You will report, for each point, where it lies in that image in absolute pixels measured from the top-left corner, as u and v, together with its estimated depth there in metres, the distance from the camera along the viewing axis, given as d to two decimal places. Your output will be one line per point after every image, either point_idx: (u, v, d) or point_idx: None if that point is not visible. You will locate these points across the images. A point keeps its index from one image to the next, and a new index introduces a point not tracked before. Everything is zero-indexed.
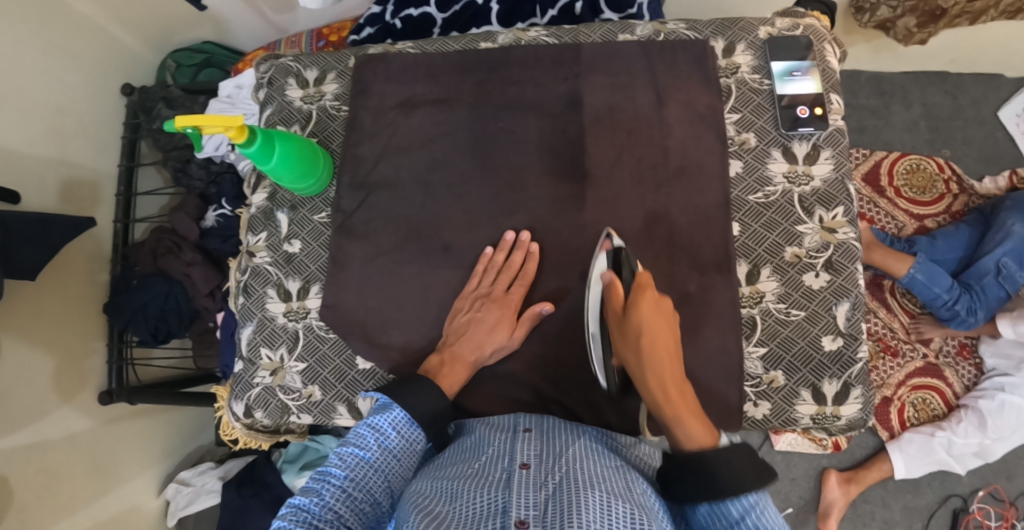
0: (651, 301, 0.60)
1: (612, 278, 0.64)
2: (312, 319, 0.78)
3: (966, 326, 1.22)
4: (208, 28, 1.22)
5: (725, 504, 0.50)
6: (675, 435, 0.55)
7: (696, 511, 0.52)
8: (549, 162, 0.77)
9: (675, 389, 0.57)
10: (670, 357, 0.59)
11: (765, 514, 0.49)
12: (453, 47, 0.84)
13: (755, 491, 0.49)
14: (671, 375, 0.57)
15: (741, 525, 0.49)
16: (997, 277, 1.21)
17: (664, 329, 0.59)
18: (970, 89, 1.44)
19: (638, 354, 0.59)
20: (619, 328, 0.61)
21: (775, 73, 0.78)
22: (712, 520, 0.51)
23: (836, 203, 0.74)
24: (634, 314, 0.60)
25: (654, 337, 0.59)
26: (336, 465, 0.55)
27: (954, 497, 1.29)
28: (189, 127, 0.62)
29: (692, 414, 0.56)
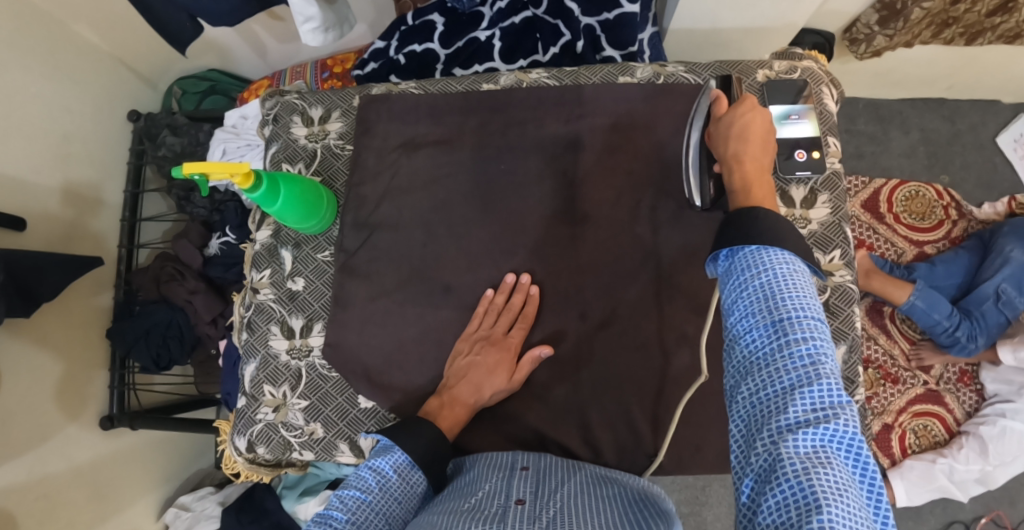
0: (751, 104, 0.63)
1: (718, 95, 0.68)
2: (314, 358, 0.79)
3: (966, 353, 1.22)
4: (213, 57, 1.23)
5: (763, 253, 0.49)
6: (739, 194, 0.58)
7: (737, 253, 0.51)
8: (550, 204, 0.78)
9: (753, 168, 0.59)
10: (758, 145, 0.61)
11: (799, 272, 0.48)
12: (455, 88, 0.85)
13: (791, 249, 0.49)
14: (755, 159, 0.60)
15: (774, 269, 0.48)
16: (997, 303, 1.22)
17: (762, 124, 0.62)
18: (968, 114, 1.45)
19: (727, 140, 0.63)
20: (715, 126, 0.65)
21: (774, 116, 0.77)
22: (743, 266, 0.49)
23: (833, 246, 0.75)
24: (732, 112, 0.64)
25: (746, 128, 0.62)
26: (336, 508, 0.55)
27: (957, 524, 1.29)
28: (196, 174, 0.62)
29: (762, 187, 0.57)
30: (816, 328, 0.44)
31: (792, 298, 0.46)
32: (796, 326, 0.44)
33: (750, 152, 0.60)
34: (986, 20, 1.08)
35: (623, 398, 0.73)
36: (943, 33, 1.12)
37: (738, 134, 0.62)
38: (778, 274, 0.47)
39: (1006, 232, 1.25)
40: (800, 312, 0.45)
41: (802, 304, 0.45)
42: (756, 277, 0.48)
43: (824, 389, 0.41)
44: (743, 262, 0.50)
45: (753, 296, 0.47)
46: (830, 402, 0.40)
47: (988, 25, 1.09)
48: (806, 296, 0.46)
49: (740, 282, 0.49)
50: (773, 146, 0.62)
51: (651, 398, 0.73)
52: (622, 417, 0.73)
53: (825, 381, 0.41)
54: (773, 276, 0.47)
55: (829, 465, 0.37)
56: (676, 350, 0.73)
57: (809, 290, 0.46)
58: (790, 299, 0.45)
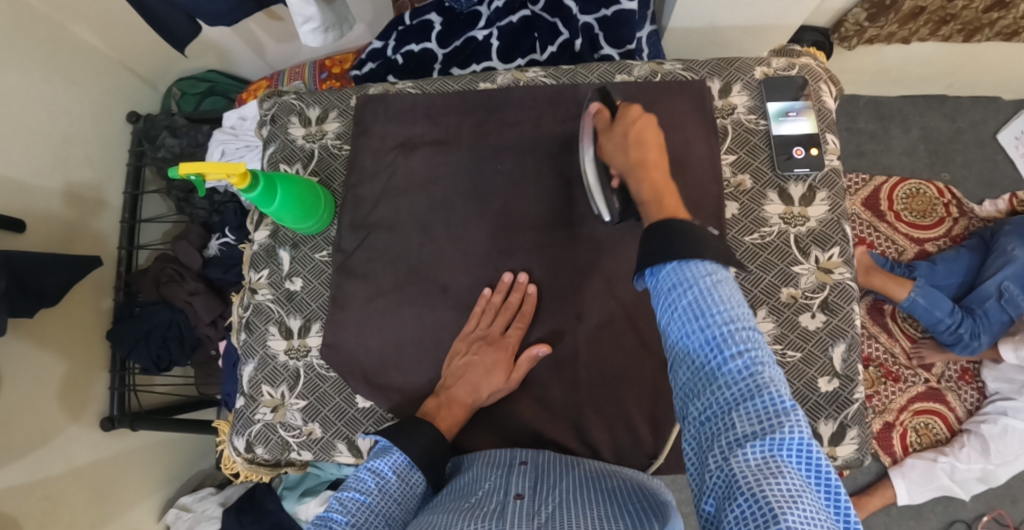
0: (637, 114, 0.68)
1: (599, 108, 0.71)
2: (313, 358, 0.79)
3: (969, 350, 1.21)
4: (212, 57, 1.23)
5: (686, 269, 0.49)
6: (651, 205, 0.60)
7: (660, 273, 0.51)
8: (547, 204, 0.78)
9: (656, 173, 0.63)
10: (652, 150, 0.65)
11: (722, 282, 0.48)
12: (452, 88, 0.86)
13: (712, 260, 0.49)
14: (653, 165, 0.64)
15: (699, 284, 0.48)
16: (1000, 300, 1.20)
17: (650, 131, 0.66)
18: (969, 112, 1.45)
19: (624, 150, 0.66)
20: (609, 139, 0.68)
21: (770, 114, 0.79)
22: (671, 285, 0.50)
23: (831, 244, 0.75)
24: (621, 126, 0.68)
25: (639, 136, 0.66)
26: (336, 510, 0.55)
27: (958, 522, 1.28)
28: (193, 174, 0.63)
29: (670, 191, 0.61)
30: (748, 339, 0.45)
31: (720, 310, 0.46)
32: (729, 340, 0.45)
33: (649, 158, 0.64)
34: (984, 16, 1.08)
35: (620, 398, 0.73)
36: (941, 29, 1.12)
37: (634, 143, 0.65)
38: (706, 289, 0.47)
39: (1007, 230, 1.24)
40: (732, 324, 0.46)
41: (733, 317, 0.46)
42: (685, 296, 0.48)
43: (765, 398, 0.41)
44: (669, 280, 0.50)
45: (686, 315, 0.48)
46: (774, 411, 0.41)
47: (987, 21, 1.09)
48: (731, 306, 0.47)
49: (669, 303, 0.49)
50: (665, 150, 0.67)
51: (648, 398, 0.73)
52: (619, 416, 0.73)
53: (765, 390, 0.42)
54: (699, 292, 0.48)
55: (781, 474, 0.37)
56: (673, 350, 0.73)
57: (736, 300, 0.47)
58: (720, 313, 0.46)
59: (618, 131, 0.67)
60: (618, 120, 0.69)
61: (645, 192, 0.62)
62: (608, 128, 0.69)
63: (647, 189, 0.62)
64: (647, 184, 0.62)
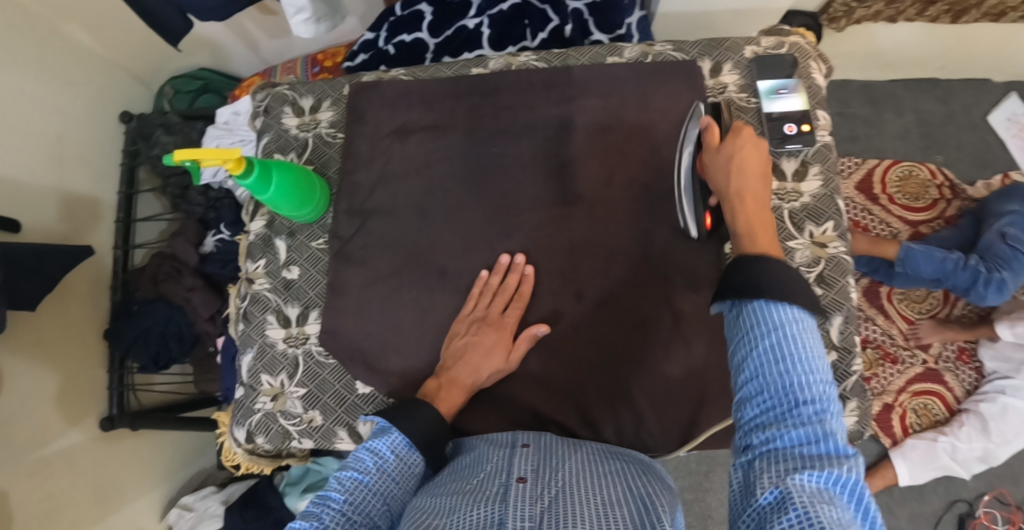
0: (748, 136, 0.62)
1: (710, 122, 0.67)
2: (311, 345, 0.80)
3: (995, 285, 1.15)
4: (204, 55, 1.23)
5: (774, 309, 0.47)
6: (744, 238, 0.55)
7: (746, 308, 0.48)
8: (542, 185, 0.78)
9: (753, 203, 0.58)
10: (754, 177, 0.59)
11: (808, 330, 0.46)
12: (445, 74, 0.86)
13: (801, 306, 0.47)
14: (754, 193, 0.58)
15: (784, 328, 0.46)
16: (1006, 242, 1.16)
17: (756, 156, 0.61)
18: (960, 94, 1.46)
19: (726, 174, 0.61)
20: (711, 157, 0.64)
21: (762, 91, 0.79)
22: (750, 322, 0.48)
23: (825, 218, 0.75)
24: (729, 144, 0.62)
25: (741, 161, 0.60)
26: (335, 489, 0.56)
27: (960, 501, 1.28)
28: (188, 160, 0.63)
29: (767, 226, 0.55)
30: (824, 388, 0.44)
31: (802, 358, 0.44)
32: (807, 385, 0.43)
33: (748, 186, 0.59)
34: None
35: (620, 376, 0.74)
36: (928, 10, 1.14)
37: (737, 168, 0.60)
38: (792, 333, 0.45)
39: (994, 198, 1.26)
40: (811, 371, 0.44)
41: (813, 365, 0.44)
42: (767, 334, 0.46)
43: (830, 443, 0.41)
44: (752, 317, 0.48)
45: (765, 351, 0.45)
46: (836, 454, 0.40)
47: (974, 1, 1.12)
48: (814, 358, 0.45)
49: (747, 339, 0.47)
50: (770, 179, 0.60)
51: (648, 375, 0.73)
52: (620, 395, 0.73)
53: (832, 437, 0.41)
54: (784, 335, 0.46)
55: (834, 507, 0.37)
56: (671, 327, 0.73)
57: (820, 352, 0.45)
58: (801, 356, 0.44)
59: (725, 150, 0.62)
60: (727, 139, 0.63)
61: (739, 223, 0.57)
62: (716, 145, 0.64)
63: (736, 218, 0.57)
64: (738, 212, 0.58)
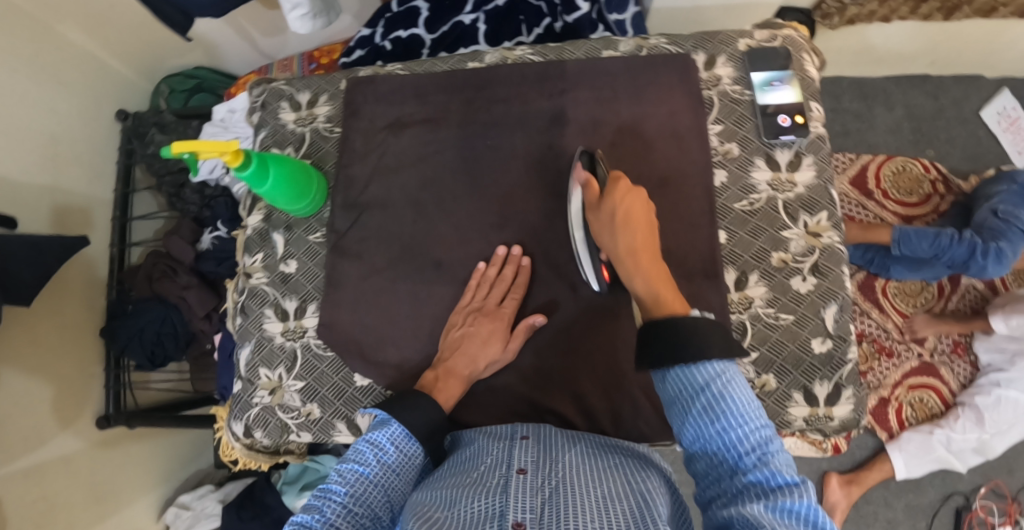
0: (624, 187, 0.62)
1: (586, 177, 0.66)
2: (309, 338, 0.80)
3: (995, 253, 1.15)
4: (199, 54, 1.23)
5: (692, 369, 0.50)
6: (649, 302, 0.56)
7: (668, 381, 0.51)
8: (537, 178, 0.79)
9: (648, 258, 0.59)
10: (642, 229, 0.60)
11: (732, 380, 0.49)
12: (441, 68, 0.87)
13: (721, 358, 0.49)
14: (645, 246, 0.59)
15: (708, 388, 0.49)
16: (999, 217, 1.19)
17: (639, 208, 0.61)
18: (951, 90, 1.47)
19: (614, 232, 0.61)
20: (595, 216, 0.64)
21: (755, 83, 0.80)
22: (678, 389, 0.51)
23: (819, 208, 0.76)
24: (607, 200, 0.62)
25: (627, 215, 0.61)
26: (336, 482, 0.56)
27: (956, 494, 1.29)
28: (185, 152, 0.63)
29: (664, 279, 0.58)
30: (760, 426, 0.46)
31: (732, 410, 0.47)
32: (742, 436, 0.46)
33: (637, 242, 0.60)
34: None
35: (616, 366, 0.74)
36: (920, 7, 1.15)
37: (623, 223, 0.60)
38: (715, 392, 0.48)
39: (985, 183, 1.28)
40: (743, 415, 0.47)
41: (745, 409, 0.47)
42: (696, 398, 0.49)
43: (779, 478, 0.43)
44: (677, 386, 0.51)
45: (699, 413, 0.48)
46: (787, 486, 0.43)
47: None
48: (743, 407, 0.47)
49: (680, 408, 0.50)
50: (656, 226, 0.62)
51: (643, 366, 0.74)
52: (616, 385, 0.74)
53: (780, 471, 0.43)
54: (711, 395, 0.48)
55: None
56: None
57: (747, 397, 0.48)
58: (730, 405, 0.47)
59: (606, 207, 0.62)
60: (605, 194, 0.63)
61: (639, 285, 0.58)
62: (597, 202, 0.64)
63: (638, 281, 0.58)
64: (636, 273, 0.58)
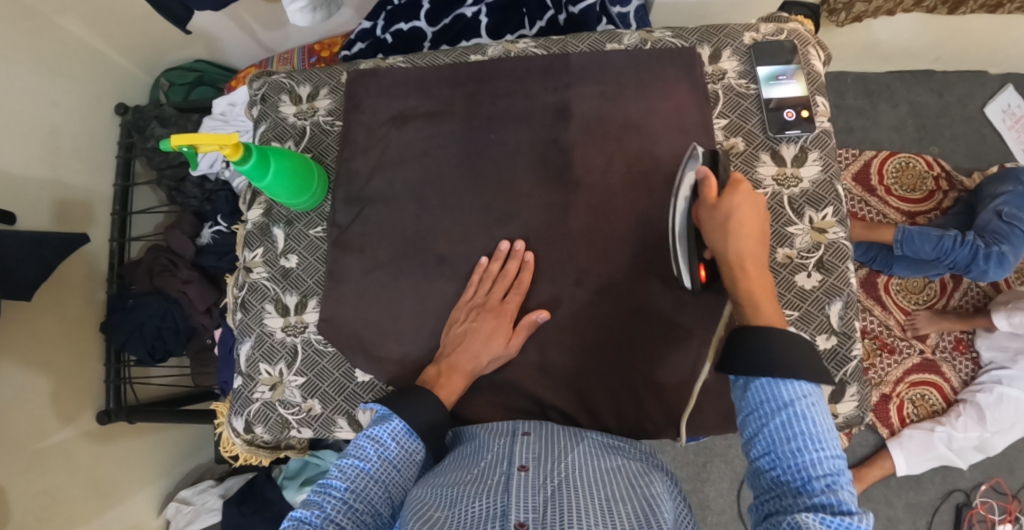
0: (745, 190, 0.60)
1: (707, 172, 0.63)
2: (310, 333, 0.79)
3: (997, 259, 1.15)
4: (199, 47, 1.22)
5: (779, 384, 0.51)
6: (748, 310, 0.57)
7: (751, 389, 0.53)
8: (541, 172, 0.78)
9: (754, 271, 0.58)
10: (754, 240, 0.59)
11: (816, 405, 0.50)
12: (443, 61, 0.86)
13: (809, 380, 0.51)
14: (754, 258, 0.58)
15: (793, 404, 0.50)
16: (1002, 220, 1.18)
17: (754, 215, 0.59)
18: (956, 86, 1.46)
19: (724, 235, 0.59)
20: (706, 213, 0.62)
21: (761, 77, 0.80)
22: (760, 400, 0.52)
23: (825, 204, 0.76)
24: (725, 200, 0.60)
25: (740, 222, 0.59)
26: (336, 477, 0.55)
27: (956, 492, 1.29)
28: (184, 145, 0.62)
29: (767, 295, 0.57)
30: (835, 455, 0.47)
31: (810, 431, 0.48)
32: (815, 459, 0.47)
33: (748, 251, 0.58)
34: None
35: (620, 362, 0.73)
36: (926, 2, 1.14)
37: (735, 228, 0.59)
38: (799, 410, 0.49)
39: (990, 180, 1.27)
40: (821, 440, 0.48)
41: (823, 435, 0.48)
42: (777, 412, 0.50)
43: (845, 506, 0.44)
44: (760, 396, 0.52)
45: (777, 426, 0.49)
46: (851, 515, 0.43)
47: None
48: (823, 432, 0.48)
49: (758, 417, 0.51)
50: (768, 235, 0.60)
51: (647, 362, 0.73)
52: (619, 381, 0.73)
53: (846, 501, 0.44)
54: (794, 413, 0.49)
55: None
56: (671, 313, 0.73)
57: (828, 425, 0.49)
58: (810, 427, 0.48)
59: (723, 206, 0.60)
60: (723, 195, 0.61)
61: (739, 291, 0.58)
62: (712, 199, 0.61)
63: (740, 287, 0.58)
64: (742, 280, 0.58)
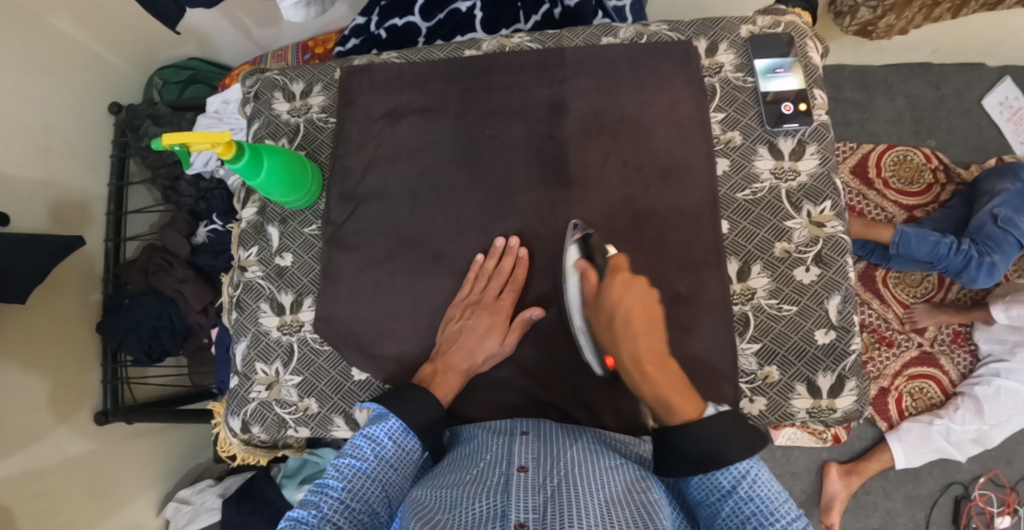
0: (622, 282, 0.63)
1: (585, 268, 0.67)
2: (305, 332, 0.79)
3: (987, 269, 1.17)
4: (192, 44, 1.20)
5: (715, 476, 0.53)
6: (658, 409, 0.57)
7: (693, 483, 0.55)
8: (536, 168, 0.78)
9: (653, 365, 0.59)
10: (644, 332, 0.61)
11: (757, 480, 0.52)
12: (438, 56, 0.85)
13: (743, 460, 0.53)
14: (646, 350, 0.60)
15: (734, 493, 0.52)
16: (997, 224, 1.18)
17: (637, 305, 0.62)
18: (953, 79, 1.45)
19: (615, 337, 0.61)
20: (595, 312, 0.64)
21: (758, 71, 0.79)
22: (705, 492, 0.54)
23: (823, 197, 0.75)
24: (607, 298, 0.63)
25: (625, 319, 0.61)
26: (333, 476, 0.55)
27: (955, 484, 1.29)
28: (176, 145, 0.61)
29: (671, 386, 0.57)
30: (789, 522, 0.50)
31: (759, 505, 0.51)
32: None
33: (642, 344, 0.60)
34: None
35: None
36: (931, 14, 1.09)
37: (621, 326, 0.61)
38: (742, 495, 0.52)
39: (988, 173, 1.27)
40: (771, 514, 0.51)
41: (773, 505, 0.51)
42: (724, 500, 0.53)
43: None
44: (704, 488, 0.54)
45: (727, 515, 0.52)
46: None
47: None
48: (772, 505, 0.51)
49: (709, 507, 0.54)
50: (658, 321, 0.62)
51: None
52: (618, 378, 0.73)
53: None
54: (739, 498, 0.52)
55: None
56: (669, 309, 0.73)
57: (774, 492, 0.52)
58: (757, 505, 0.51)
59: (605, 306, 0.62)
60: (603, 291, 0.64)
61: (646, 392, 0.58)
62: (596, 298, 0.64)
63: (644, 389, 0.58)
64: (642, 381, 0.58)
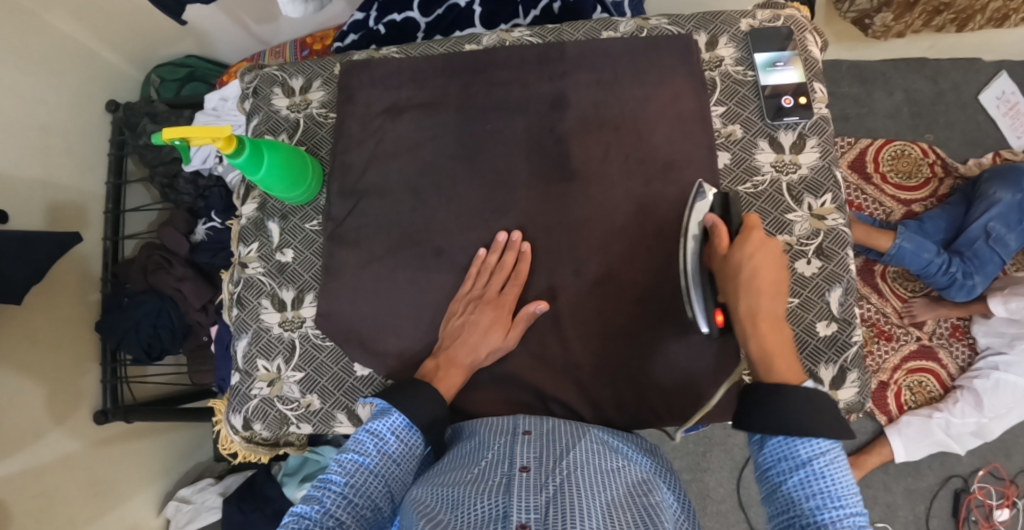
0: (757, 240, 0.61)
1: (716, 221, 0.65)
2: (307, 328, 0.79)
3: (965, 291, 1.22)
4: (190, 42, 1.20)
5: (794, 443, 0.52)
6: (760, 365, 0.57)
7: (767, 445, 0.55)
8: (537, 162, 0.77)
9: (769, 324, 0.57)
10: (768, 294, 0.58)
11: (833, 462, 0.51)
12: (437, 51, 0.85)
13: (827, 436, 0.52)
14: (768, 310, 0.58)
15: (808, 464, 0.51)
16: (988, 241, 1.22)
17: (768, 265, 0.59)
18: (951, 73, 1.46)
19: (737, 291, 0.60)
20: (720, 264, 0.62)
21: (758, 64, 0.79)
22: (776, 458, 0.54)
23: (824, 190, 0.75)
24: (736, 253, 0.61)
25: (753, 277, 0.59)
26: (335, 472, 0.55)
27: (955, 477, 1.29)
28: (177, 139, 0.61)
29: (781, 351, 0.56)
30: (854, 512, 0.48)
31: (826, 487, 0.50)
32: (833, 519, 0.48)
33: (764, 304, 0.58)
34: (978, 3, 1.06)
35: (621, 353, 0.73)
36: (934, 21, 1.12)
37: (746, 281, 0.59)
38: (813, 469, 0.51)
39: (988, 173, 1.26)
40: (839, 498, 0.49)
41: (842, 491, 0.49)
42: (794, 470, 0.52)
43: None
44: (776, 453, 0.54)
45: (793, 484, 0.51)
46: None
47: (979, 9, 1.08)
48: (842, 491, 0.49)
49: (776, 473, 0.53)
50: (785, 287, 0.59)
51: (648, 351, 0.73)
52: (620, 372, 0.73)
53: None
54: (809, 472, 0.51)
55: None
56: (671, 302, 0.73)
57: (847, 482, 0.50)
58: (827, 484, 0.50)
59: (733, 261, 0.61)
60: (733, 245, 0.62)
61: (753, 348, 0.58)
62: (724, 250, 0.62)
63: (752, 344, 0.57)
64: (755, 336, 0.57)
